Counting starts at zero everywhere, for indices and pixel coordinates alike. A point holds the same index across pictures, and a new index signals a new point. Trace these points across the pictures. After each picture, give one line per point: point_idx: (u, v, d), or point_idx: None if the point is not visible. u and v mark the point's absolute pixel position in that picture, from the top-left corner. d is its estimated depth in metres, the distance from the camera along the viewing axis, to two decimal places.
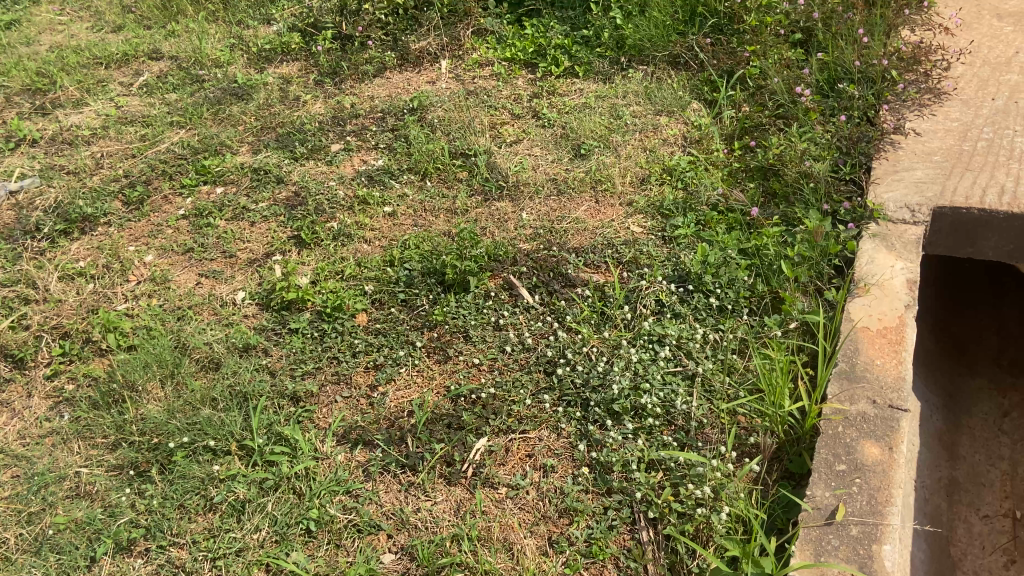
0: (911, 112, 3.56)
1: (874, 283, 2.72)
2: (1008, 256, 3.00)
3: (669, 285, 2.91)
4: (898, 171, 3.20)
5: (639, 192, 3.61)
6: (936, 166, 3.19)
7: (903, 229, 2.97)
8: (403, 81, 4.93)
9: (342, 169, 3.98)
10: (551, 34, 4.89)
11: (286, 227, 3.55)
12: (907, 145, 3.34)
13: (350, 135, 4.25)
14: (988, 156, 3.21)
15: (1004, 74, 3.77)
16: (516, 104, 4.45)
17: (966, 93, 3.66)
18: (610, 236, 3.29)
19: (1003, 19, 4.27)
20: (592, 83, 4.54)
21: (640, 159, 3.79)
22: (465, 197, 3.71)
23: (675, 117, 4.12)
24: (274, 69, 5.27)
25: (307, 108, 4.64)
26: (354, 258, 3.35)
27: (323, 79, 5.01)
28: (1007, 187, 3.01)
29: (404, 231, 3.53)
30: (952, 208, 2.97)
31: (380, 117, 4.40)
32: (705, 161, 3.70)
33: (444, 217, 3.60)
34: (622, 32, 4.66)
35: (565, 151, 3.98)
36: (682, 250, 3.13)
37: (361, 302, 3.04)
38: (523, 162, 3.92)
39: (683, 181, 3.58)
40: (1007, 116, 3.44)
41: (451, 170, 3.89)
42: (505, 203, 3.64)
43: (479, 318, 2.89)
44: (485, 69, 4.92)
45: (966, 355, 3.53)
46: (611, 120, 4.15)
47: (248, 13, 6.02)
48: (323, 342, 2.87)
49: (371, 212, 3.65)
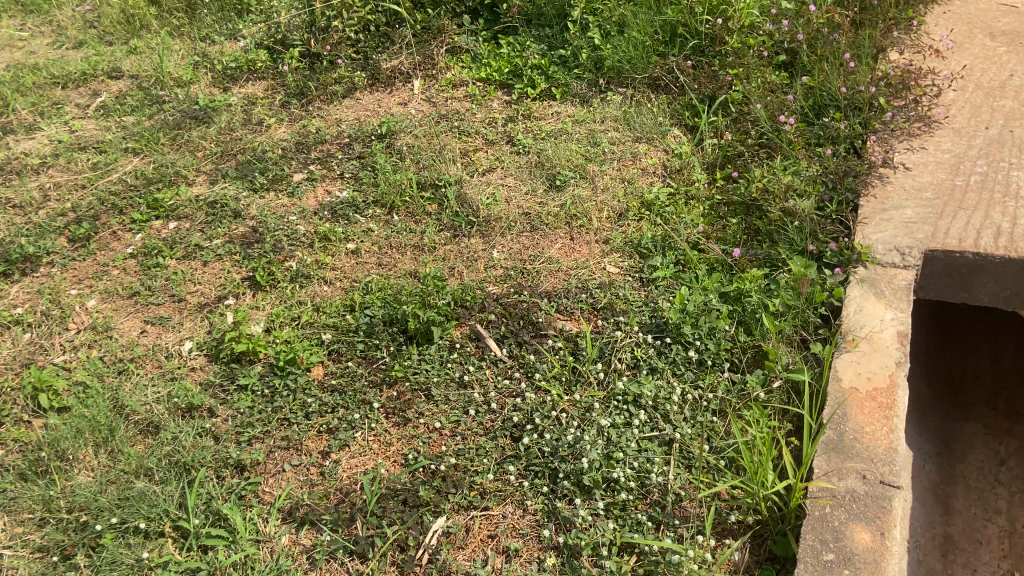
0: (901, 143, 3.39)
1: (863, 336, 2.54)
2: (1005, 302, 2.82)
3: (646, 336, 2.72)
4: (887, 210, 3.02)
5: (615, 227, 3.42)
6: (927, 205, 3.01)
7: (892, 273, 2.80)
8: (373, 102, 4.73)
9: (304, 201, 3.76)
10: (528, 53, 4.70)
11: (240, 267, 3.34)
12: (897, 180, 3.16)
13: (314, 163, 4.04)
14: (982, 192, 3.04)
15: (997, 100, 3.61)
16: (490, 129, 4.25)
17: (958, 121, 3.49)
18: (584, 278, 3.10)
19: (995, 39, 4.13)
20: (570, 106, 4.36)
21: (618, 192, 3.59)
22: (433, 232, 3.50)
23: (654, 144, 3.96)
24: (239, 88, 5.06)
25: (270, 133, 4.42)
26: (312, 301, 3.13)
27: (290, 100, 4.79)
28: (1004, 228, 2.83)
29: (367, 271, 3.31)
30: (945, 252, 2.79)
31: (347, 143, 4.20)
32: (686, 194, 3.52)
33: (410, 253, 3.40)
34: (600, 53, 4.47)
35: (540, 181, 3.78)
36: (659, 296, 2.95)
37: (316, 354, 2.84)
38: (495, 194, 3.72)
39: (662, 217, 3.40)
40: (1001, 148, 3.27)
41: (419, 202, 3.68)
42: (475, 238, 3.45)
43: (442, 372, 2.69)
44: (459, 90, 4.73)
45: (960, 398, 3.40)
46: (588, 147, 3.97)
47: (214, 28, 5.79)
48: (273, 403, 2.67)
49: (333, 249, 3.44)
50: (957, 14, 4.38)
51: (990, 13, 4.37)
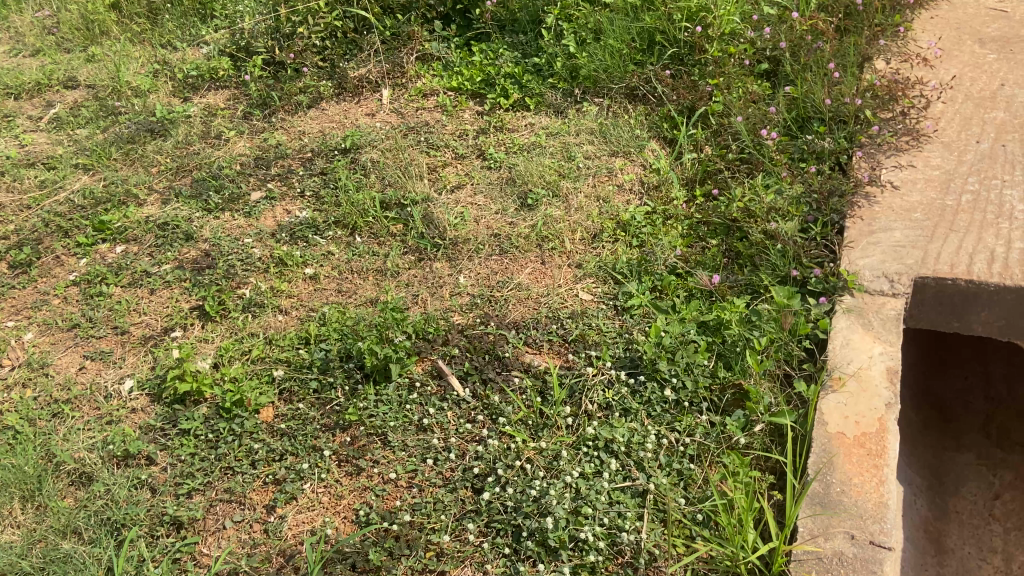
0: (889, 158, 3.22)
1: (850, 374, 2.37)
2: (999, 332, 2.66)
3: (620, 373, 2.54)
4: (874, 232, 2.85)
5: (590, 249, 3.23)
6: (917, 226, 2.84)
7: (880, 302, 2.64)
8: (339, 113, 4.53)
9: (261, 222, 3.56)
10: (501, 61, 4.51)
11: (189, 295, 3.13)
12: (884, 199, 3.00)
13: (274, 180, 3.83)
14: (975, 212, 2.87)
15: (988, 112, 3.46)
16: (460, 142, 4.06)
17: (948, 134, 3.33)
18: (555, 307, 2.92)
19: (985, 45, 3.98)
20: (544, 117, 4.18)
21: (592, 211, 3.40)
22: (397, 256, 3.31)
23: (631, 158, 3.78)
24: (200, 98, 4.84)
25: (229, 146, 4.20)
26: (265, 333, 2.93)
27: (252, 111, 4.58)
28: (998, 252, 2.66)
29: (325, 299, 3.11)
30: (936, 279, 2.63)
31: (310, 159, 3.99)
32: (663, 213, 3.34)
33: (373, 278, 3.21)
34: (575, 62, 4.27)
35: (511, 200, 3.59)
36: (634, 327, 2.77)
37: (266, 394, 2.64)
38: (464, 213, 3.52)
39: (638, 239, 3.22)
40: (993, 163, 3.12)
41: (383, 223, 3.48)
42: (442, 262, 3.25)
43: (400, 414, 2.49)
44: (429, 100, 4.54)
45: (951, 428, 3.26)
46: (562, 162, 3.78)
47: (176, 34, 5.57)
48: (216, 449, 2.47)
49: (290, 274, 3.23)
50: (945, 19, 4.23)
51: (978, 18, 4.22)
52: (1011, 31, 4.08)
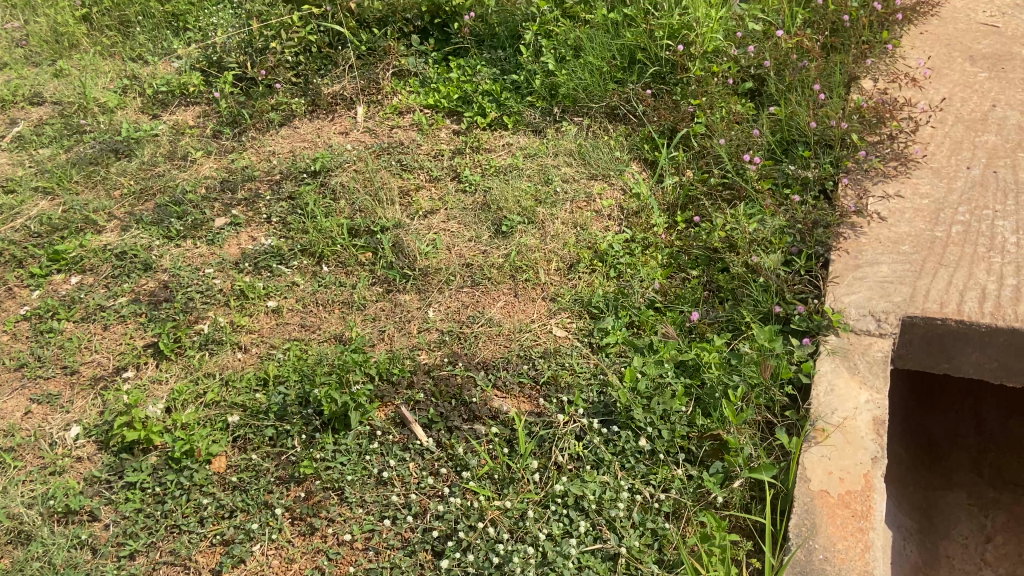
0: (876, 185, 3.10)
1: (835, 425, 2.26)
2: (991, 374, 2.54)
3: (592, 421, 2.41)
4: (860, 267, 2.73)
5: (566, 281, 3.10)
6: (905, 260, 2.72)
7: (867, 342, 2.51)
8: (312, 132, 4.38)
9: (224, 249, 3.40)
10: (478, 78, 4.37)
11: (144, 331, 2.98)
12: (871, 230, 2.88)
13: (240, 205, 3.66)
14: (965, 245, 2.76)
15: (979, 135, 3.34)
16: (435, 163, 3.91)
17: (938, 159, 3.21)
18: (527, 345, 2.78)
19: (976, 63, 3.86)
20: (522, 137, 4.05)
21: (569, 239, 3.27)
22: (365, 287, 3.16)
23: (611, 182, 3.65)
24: (169, 116, 4.69)
25: (195, 168, 4.05)
26: (221, 374, 2.78)
27: (222, 129, 4.43)
28: (989, 290, 2.55)
29: (286, 336, 2.96)
30: (925, 318, 2.50)
31: (278, 182, 3.83)
32: (643, 242, 3.21)
33: (338, 311, 3.06)
34: (555, 79, 4.14)
35: (485, 226, 3.44)
36: (609, 368, 2.63)
37: (218, 442, 2.50)
38: (437, 240, 3.38)
39: (615, 269, 3.08)
40: (985, 192, 3.00)
41: (351, 251, 3.33)
42: (411, 294, 3.11)
43: (359, 466, 2.36)
44: (405, 117, 4.41)
45: (940, 465, 3.15)
46: (539, 185, 3.65)
47: (148, 47, 5.41)
48: (162, 506, 2.34)
49: (251, 307, 3.07)
50: (934, 35, 4.11)
51: (969, 34, 4.10)
52: (1003, 48, 3.97)
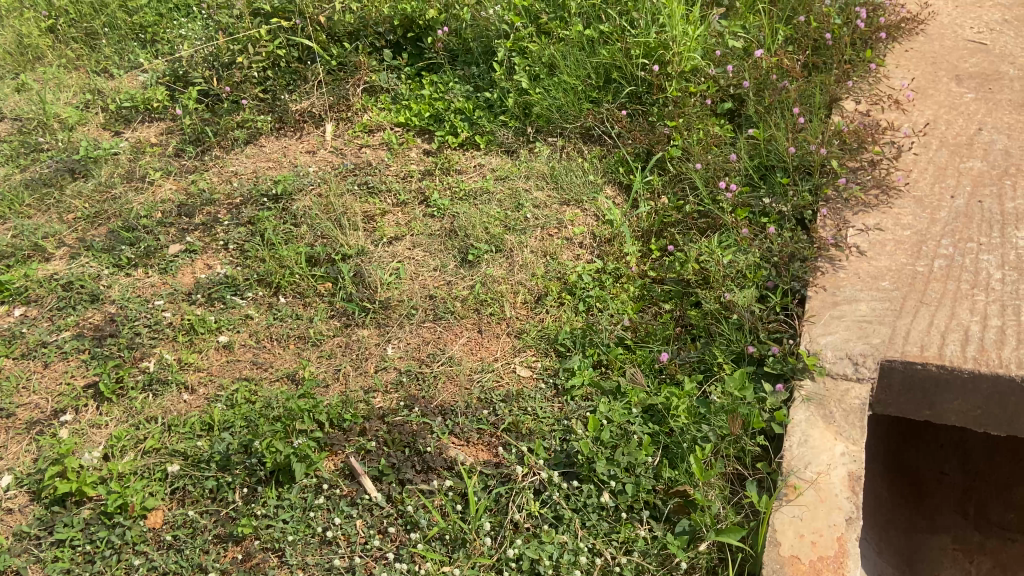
0: (856, 216, 2.99)
1: (808, 482, 2.15)
2: (974, 421, 2.42)
3: (553, 474, 2.27)
4: (838, 304, 2.61)
5: (533, 315, 2.96)
6: (885, 298, 2.61)
7: (844, 388, 2.38)
8: (278, 151, 4.23)
9: (177, 279, 3.25)
10: (450, 96, 4.23)
11: (86, 370, 2.83)
12: (850, 264, 2.76)
13: (196, 230, 3.50)
14: (947, 282, 2.64)
15: (963, 160, 3.22)
16: (403, 185, 3.76)
17: (921, 187, 3.10)
18: (488, 387, 2.64)
19: (962, 83, 3.74)
20: (494, 158, 3.92)
21: (537, 270, 3.13)
22: (322, 321, 3.00)
23: (584, 208, 3.52)
24: (132, 133, 4.53)
25: (154, 190, 3.89)
26: (164, 418, 2.63)
27: (184, 147, 4.27)
28: (972, 332, 2.43)
29: (235, 376, 2.79)
30: (904, 362, 2.38)
31: (238, 206, 3.66)
32: (614, 273, 3.08)
33: (293, 346, 2.91)
34: (528, 98, 4.00)
35: (450, 255, 3.29)
36: (574, 414, 2.48)
37: (154, 495, 2.36)
38: (400, 268, 3.23)
39: (584, 303, 2.94)
40: (969, 223, 2.89)
41: (309, 282, 3.16)
42: (370, 330, 2.94)
43: (303, 524, 2.22)
44: (375, 136, 4.26)
45: (926, 504, 3.06)
46: (509, 211, 3.51)
47: (114, 60, 5.24)
48: (91, 567, 2.20)
49: (201, 343, 2.92)
50: (920, 53, 3.99)
51: (955, 52, 3.99)
52: (991, 67, 3.85)
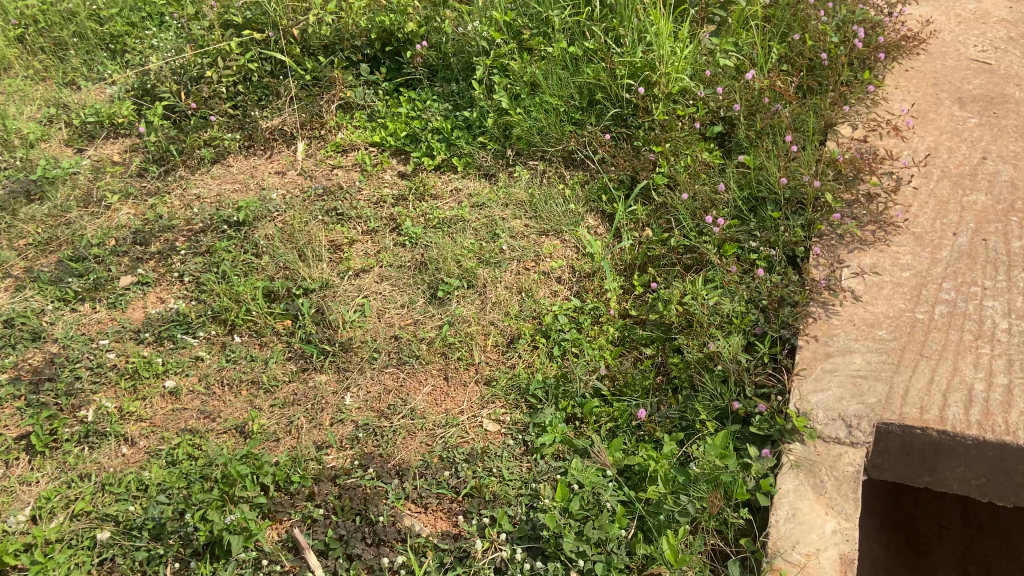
0: (851, 255, 2.79)
1: (797, 567, 1.96)
2: (977, 490, 2.22)
3: (515, 551, 2.10)
4: (831, 356, 2.41)
5: (503, 360, 2.75)
6: (882, 349, 2.40)
7: (837, 452, 2.18)
8: (245, 172, 4.02)
9: (126, 315, 3.05)
10: (427, 114, 4.01)
11: (19, 418, 2.63)
12: (844, 310, 2.56)
13: (151, 259, 3.29)
14: (948, 331, 2.45)
15: (966, 193, 3.02)
16: (374, 211, 3.55)
17: (921, 223, 2.90)
18: (451, 444, 2.43)
19: (965, 106, 3.54)
20: (471, 182, 3.72)
21: (511, 309, 2.93)
22: (278, 364, 2.79)
23: (563, 239, 3.32)
24: (95, 151, 4.33)
25: (110, 214, 3.68)
26: (98, 476, 2.44)
27: (148, 167, 4.06)
28: (976, 392, 2.24)
29: (179, 427, 2.59)
30: (902, 426, 2.18)
31: (197, 233, 3.44)
32: (592, 314, 2.87)
33: (246, 391, 2.71)
34: (508, 119, 3.79)
35: (419, 291, 3.08)
36: (543, 476, 2.29)
37: (80, 567, 2.18)
38: (365, 305, 3.02)
39: (559, 347, 2.73)
40: (972, 264, 2.69)
41: (266, 320, 2.94)
42: (329, 375, 2.73)
43: None
44: (348, 156, 4.06)
45: (925, 562, 2.91)
46: (484, 242, 3.30)
47: (82, 71, 5.02)
48: None
49: (146, 389, 2.72)
50: (921, 73, 3.79)
51: (958, 72, 3.79)
52: (995, 89, 3.64)
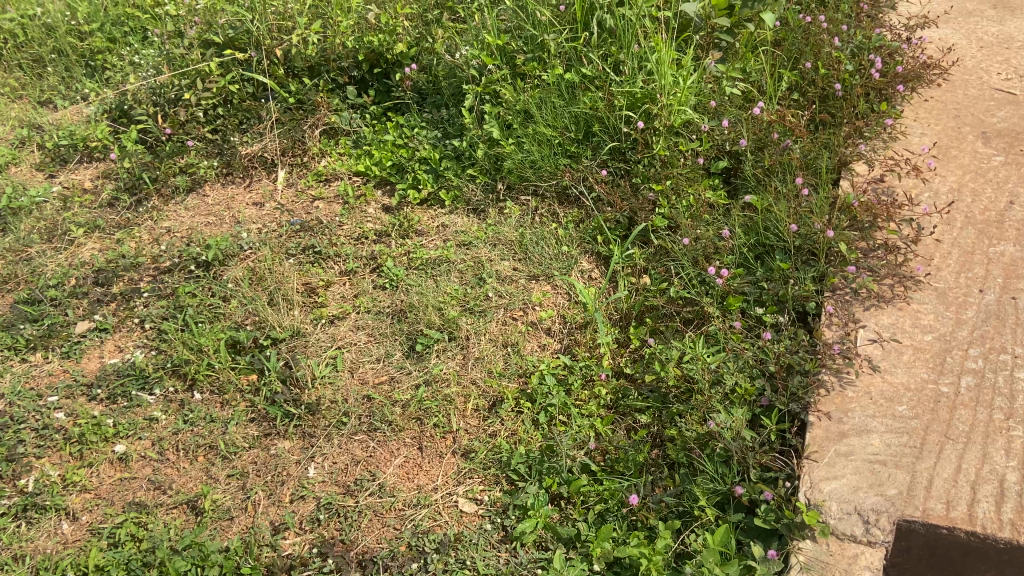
0: (868, 315, 2.55)
1: None
2: None
3: None
4: (846, 437, 2.18)
5: (484, 427, 2.51)
6: (903, 429, 2.17)
7: (852, 553, 1.96)
8: (221, 203, 3.80)
9: (80, 367, 2.82)
10: (415, 143, 3.77)
11: None
12: (860, 380, 2.32)
13: (112, 302, 3.06)
14: (977, 409, 2.21)
15: (993, 243, 2.77)
16: (354, 248, 3.31)
17: (943, 277, 2.65)
18: (422, 529, 2.22)
19: (989, 142, 3.29)
20: (459, 218, 3.48)
21: (495, 367, 2.70)
22: (238, 427, 2.55)
23: (555, 284, 3.08)
24: (66, 177, 4.11)
25: (74, 250, 3.47)
26: (33, 558, 2.23)
27: (119, 196, 3.84)
28: (1008, 484, 2.03)
29: (126, 501, 2.37)
30: (926, 525, 1.98)
31: (163, 271, 3.19)
32: (583, 373, 2.63)
33: (203, 458, 2.48)
34: (499, 150, 3.55)
35: (397, 342, 2.84)
36: (521, 571, 2.09)
37: None
38: (338, 358, 2.78)
39: (546, 413, 2.50)
40: (1001, 327, 2.45)
41: (228, 375, 2.70)
42: (293, 442, 2.50)
43: None
44: (331, 186, 3.83)
45: None
46: (468, 286, 3.06)
47: (60, 90, 4.81)
48: None
49: (95, 456, 2.50)
50: (941, 104, 3.54)
51: (981, 103, 3.54)
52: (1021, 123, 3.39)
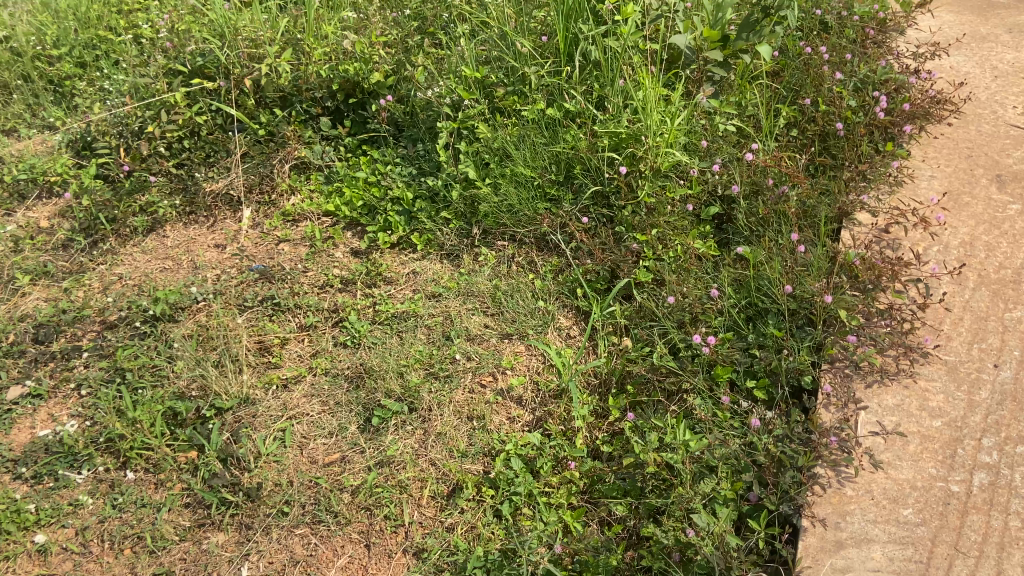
0: (869, 393, 2.30)
1: None
2: None
3: None
4: (844, 548, 1.96)
5: (442, 520, 2.28)
6: (908, 540, 1.95)
7: None
8: (181, 246, 3.57)
9: (9, 441, 2.60)
10: (387, 181, 3.51)
11: None
12: (861, 477, 2.09)
13: (50, 362, 2.83)
14: (991, 515, 1.98)
15: (1009, 308, 2.51)
16: (317, 299, 3.03)
17: (954, 349, 2.39)
18: None
19: (1004, 187, 3.02)
20: (432, 264, 3.23)
21: (458, 446, 2.45)
22: (170, 515, 2.34)
23: (529, 345, 2.83)
24: (23, 215, 3.89)
25: (20, 302, 3.26)
26: None
27: (74, 238, 3.61)
28: None
29: None
30: None
31: (108, 326, 2.94)
32: (553, 454, 2.37)
33: (128, 552, 2.27)
34: (475, 192, 3.30)
35: (352, 414, 2.60)
36: None
37: None
38: (286, 433, 2.54)
39: (510, 504, 2.25)
40: (1018, 411, 2.20)
41: (164, 451, 2.47)
42: (227, 534, 2.29)
43: None
44: (298, 227, 3.58)
45: None
46: (435, 347, 2.81)
47: (24, 120, 4.59)
48: None
49: (12, 548, 2.27)
50: (952, 142, 3.28)
51: (996, 141, 3.26)
52: None
